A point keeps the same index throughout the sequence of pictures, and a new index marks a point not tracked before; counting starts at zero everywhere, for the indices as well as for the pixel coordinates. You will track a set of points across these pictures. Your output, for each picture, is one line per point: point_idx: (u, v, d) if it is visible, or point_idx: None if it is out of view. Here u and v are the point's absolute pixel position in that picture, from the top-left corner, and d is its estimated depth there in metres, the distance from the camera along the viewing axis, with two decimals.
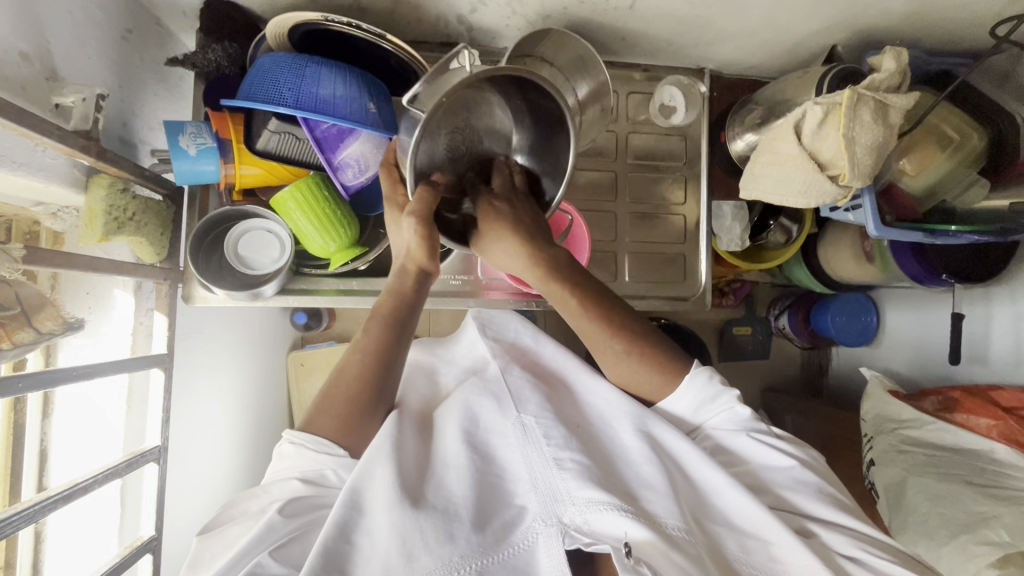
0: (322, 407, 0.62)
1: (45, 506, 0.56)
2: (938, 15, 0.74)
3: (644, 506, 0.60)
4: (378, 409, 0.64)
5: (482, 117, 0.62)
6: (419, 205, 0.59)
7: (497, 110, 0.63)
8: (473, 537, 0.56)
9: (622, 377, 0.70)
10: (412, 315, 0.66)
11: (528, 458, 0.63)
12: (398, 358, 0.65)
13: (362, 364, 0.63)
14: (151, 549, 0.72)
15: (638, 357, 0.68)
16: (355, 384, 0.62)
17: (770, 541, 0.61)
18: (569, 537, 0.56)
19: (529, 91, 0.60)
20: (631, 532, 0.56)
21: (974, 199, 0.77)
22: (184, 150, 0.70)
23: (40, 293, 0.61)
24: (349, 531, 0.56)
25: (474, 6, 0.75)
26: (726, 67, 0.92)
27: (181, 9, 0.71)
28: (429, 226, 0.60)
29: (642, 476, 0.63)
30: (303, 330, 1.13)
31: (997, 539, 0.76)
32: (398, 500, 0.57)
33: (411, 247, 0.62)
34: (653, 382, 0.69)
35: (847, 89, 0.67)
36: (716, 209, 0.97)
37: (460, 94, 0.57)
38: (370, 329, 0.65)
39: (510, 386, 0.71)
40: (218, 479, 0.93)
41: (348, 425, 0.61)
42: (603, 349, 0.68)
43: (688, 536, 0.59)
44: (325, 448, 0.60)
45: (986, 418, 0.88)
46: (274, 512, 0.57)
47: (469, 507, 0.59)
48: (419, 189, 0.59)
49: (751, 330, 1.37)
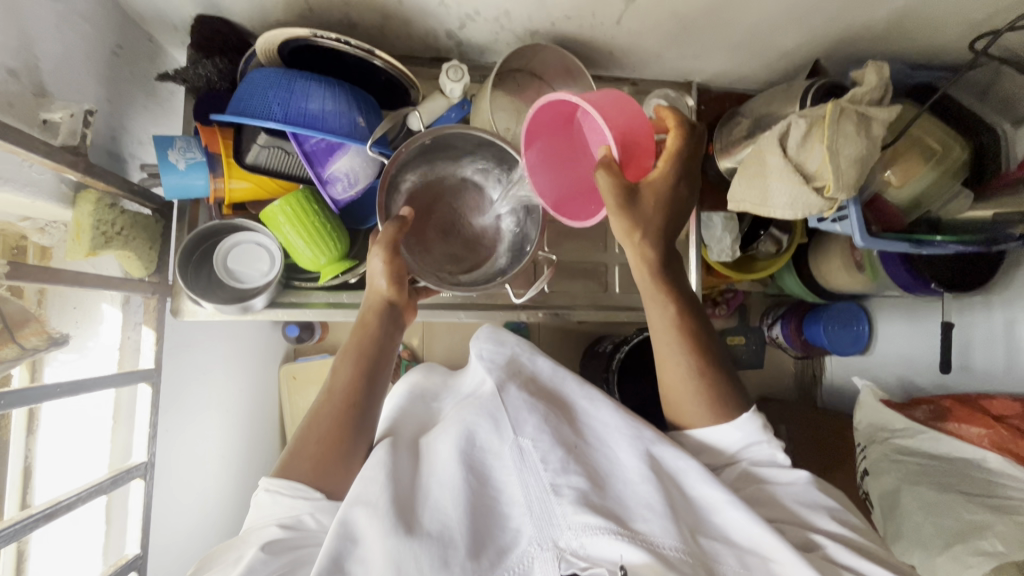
0: (296, 453, 0.61)
1: (26, 525, 0.55)
2: (919, 31, 0.76)
3: (641, 526, 0.56)
4: (356, 448, 0.62)
5: (467, 204, 0.81)
6: (387, 236, 0.69)
7: (479, 198, 0.81)
8: (468, 564, 0.53)
9: (698, 408, 0.67)
10: (382, 347, 0.68)
11: (525, 482, 0.59)
12: (374, 399, 0.65)
13: (334, 404, 0.63)
14: (136, 568, 0.71)
15: (706, 385, 0.67)
16: (328, 424, 0.62)
17: (769, 556, 0.58)
18: (565, 563, 0.53)
19: (489, 156, 0.78)
20: (628, 555, 0.53)
21: (958, 210, 0.78)
22: (173, 164, 0.71)
23: (24, 309, 0.62)
24: (342, 562, 0.54)
25: (463, 22, 0.76)
26: (713, 80, 0.94)
27: (172, 23, 0.72)
28: (395, 250, 0.69)
29: (640, 495, 0.59)
30: (295, 342, 1.16)
31: (992, 548, 0.76)
32: (392, 527, 0.54)
33: (379, 275, 0.69)
34: (695, 409, 0.68)
35: (830, 103, 0.69)
36: (705, 221, 0.99)
37: (437, 182, 0.79)
38: (342, 364, 0.66)
39: (508, 405, 0.65)
40: (206, 494, 0.93)
41: (322, 467, 0.60)
42: (666, 359, 0.68)
43: (687, 558, 0.55)
44: (301, 492, 0.58)
45: (976, 425, 0.87)
46: (257, 552, 0.54)
47: (464, 532, 0.55)
48: (388, 224, 0.70)
49: (744, 339, 1.39)
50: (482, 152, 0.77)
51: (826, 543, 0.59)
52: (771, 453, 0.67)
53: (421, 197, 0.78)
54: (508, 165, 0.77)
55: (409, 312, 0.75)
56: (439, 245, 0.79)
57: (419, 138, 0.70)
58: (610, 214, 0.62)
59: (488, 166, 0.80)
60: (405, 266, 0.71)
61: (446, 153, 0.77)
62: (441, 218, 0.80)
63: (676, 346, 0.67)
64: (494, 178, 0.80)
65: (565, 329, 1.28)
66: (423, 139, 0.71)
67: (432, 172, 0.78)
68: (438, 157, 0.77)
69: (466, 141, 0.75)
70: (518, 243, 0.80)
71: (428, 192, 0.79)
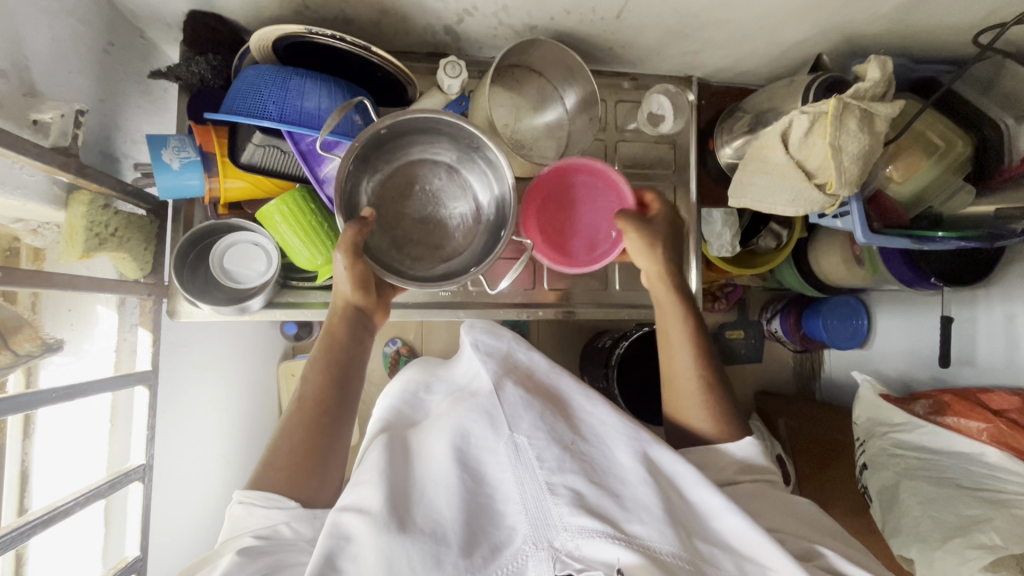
0: (269, 463, 0.61)
1: (22, 532, 0.55)
2: (923, 25, 0.75)
3: (637, 529, 0.56)
4: (329, 464, 0.63)
5: (442, 188, 0.77)
6: (344, 241, 0.64)
7: (453, 182, 0.77)
8: (461, 562, 0.52)
9: (700, 415, 0.72)
10: (350, 355, 0.68)
11: (520, 479, 0.58)
12: (340, 408, 0.65)
13: (301, 414, 0.63)
14: (136, 571, 0.71)
15: (709, 397, 0.72)
16: (299, 433, 0.62)
17: (768, 565, 0.58)
18: (560, 564, 0.52)
19: (455, 139, 0.73)
20: (623, 558, 0.53)
21: (961, 205, 0.77)
22: (167, 164, 0.70)
23: (18, 315, 0.61)
24: (334, 560, 0.54)
25: (461, 17, 0.75)
26: (714, 75, 0.93)
27: (165, 19, 0.71)
28: (358, 255, 0.66)
29: (638, 498, 0.59)
30: (293, 340, 1.15)
31: (989, 542, 0.76)
32: (384, 525, 0.54)
33: (343, 281, 0.67)
34: (697, 415, 0.72)
35: (833, 98, 0.67)
36: (705, 216, 0.97)
37: (407, 168, 0.75)
38: (310, 374, 0.66)
39: (505, 404, 0.64)
40: (206, 495, 0.92)
41: (298, 476, 0.60)
42: (680, 376, 0.74)
43: (681, 562, 0.55)
44: (275, 502, 0.58)
45: (977, 421, 0.87)
46: (233, 556, 0.54)
47: (458, 529, 0.55)
48: (348, 225, 0.65)
49: (743, 333, 1.38)
50: (450, 134, 0.72)
51: (829, 554, 0.60)
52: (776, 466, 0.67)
53: (391, 186, 0.75)
54: (478, 147, 0.72)
55: (380, 314, 0.74)
56: (416, 232, 0.76)
57: (373, 127, 0.65)
58: (632, 232, 0.76)
59: (460, 149, 0.74)
60: (371, 271, 0.69)
61: (412, 136, 0.72)
62: (414, 207, 0.76)
63: (689, 362, 0.74)
64: (461, 160, 0.75)
65: (565, 324, 1.28)
66: (379, 128, 0.65)
67: (399, 157, 0.74)
68: (399, 143, 0.72)
69: (428, 125, 0.70)
70: (493, 229, 0.74)
71: (397, 181, 0.75)
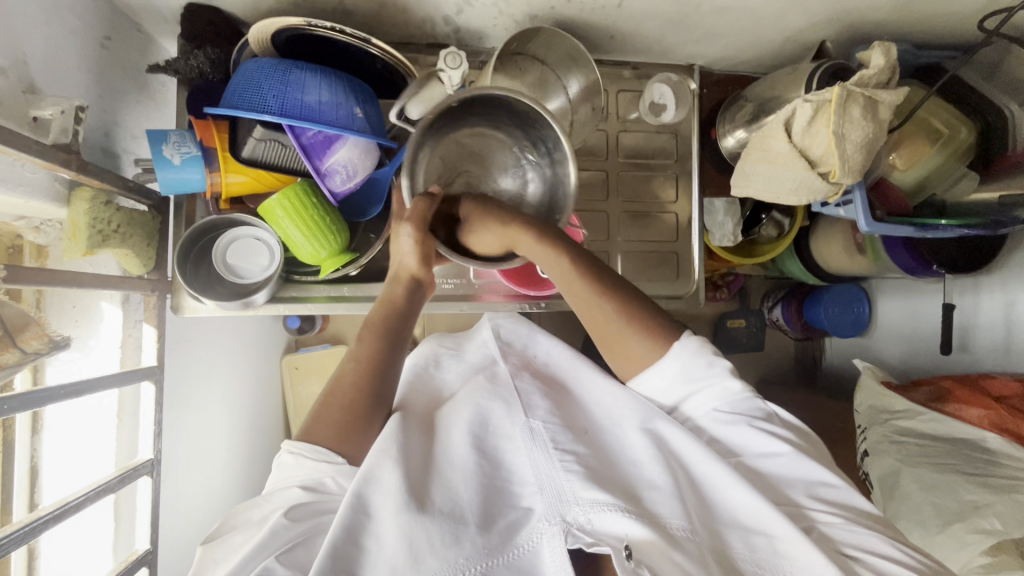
0: (319, 417, 0.62)
1: (34, 527, 0.56)
2: (927, 11, 0.74)
3: (649, 509, 0.59)
4: (376, 415, 0.64)
5: (496, 158, 0.78)
6: (414, 214, 0.69)
7: (507, 157, 0.78)
8: (479, 539, 0.56)
9: (626, 359, 0.68)
10: (403, 323, 0.70)
11: (536, 462, 0.63)
12: (392, 367, 0.67)
13: (358, 371, 0.65)
14: (146, 563, 0.73)
15: (636, 330, 0.67)
16: (350, 393, 0.64)
17: (774, 534, 0.58)
18: (572, 536, 0.55)
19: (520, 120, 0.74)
20: (632, 533, 0.56)
21: (963, 193, 0.77)
22: (168, 160, 0.70)
23: (24, 314, 0.61)
24: (358, 534, 0.55)
25: (460, 8, 0.74)
26: (716, 63, 0.92)
27: (162, 12, 0.70)
28: (424, 232, 0.70)
29: (647, 477, 0.63)
30: (297, 332, 1.16)
31: (990, 526, 0.78)
32: (405, 504, 0.57)
33: (408, 255, 0.71)
34: (641, 350, 0.67)
35: (837, 86, 0.66)
36: (707, 206, 0.99)
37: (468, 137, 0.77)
38: (364, 338, 0.68)
39: (520, 391, 0.72)
40: (215, 487, 0.94)
41: (347, 433, 0.62)
42: (605, 327, 0.68)
43: (691, 536, 0.58)
44: (324, 456, 0.60)
45: (976, 408, 0.88)
46: (281, 515, 0.56)
47: (474, 510, 0.59)
48: (417, 199, 0.70)
49: (745, 321, 1.38)
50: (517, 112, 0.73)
51: None
52: (723, 386, 0.65)
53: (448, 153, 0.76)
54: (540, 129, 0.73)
55: (433, 288, 0.76)
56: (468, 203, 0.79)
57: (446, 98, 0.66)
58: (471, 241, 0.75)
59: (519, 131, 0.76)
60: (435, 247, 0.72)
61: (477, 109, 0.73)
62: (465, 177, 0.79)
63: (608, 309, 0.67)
64: (520, 139, 0.77)
65: (567, 315, 1.28)
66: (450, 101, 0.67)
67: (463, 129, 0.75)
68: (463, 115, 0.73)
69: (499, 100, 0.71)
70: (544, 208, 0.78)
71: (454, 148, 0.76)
